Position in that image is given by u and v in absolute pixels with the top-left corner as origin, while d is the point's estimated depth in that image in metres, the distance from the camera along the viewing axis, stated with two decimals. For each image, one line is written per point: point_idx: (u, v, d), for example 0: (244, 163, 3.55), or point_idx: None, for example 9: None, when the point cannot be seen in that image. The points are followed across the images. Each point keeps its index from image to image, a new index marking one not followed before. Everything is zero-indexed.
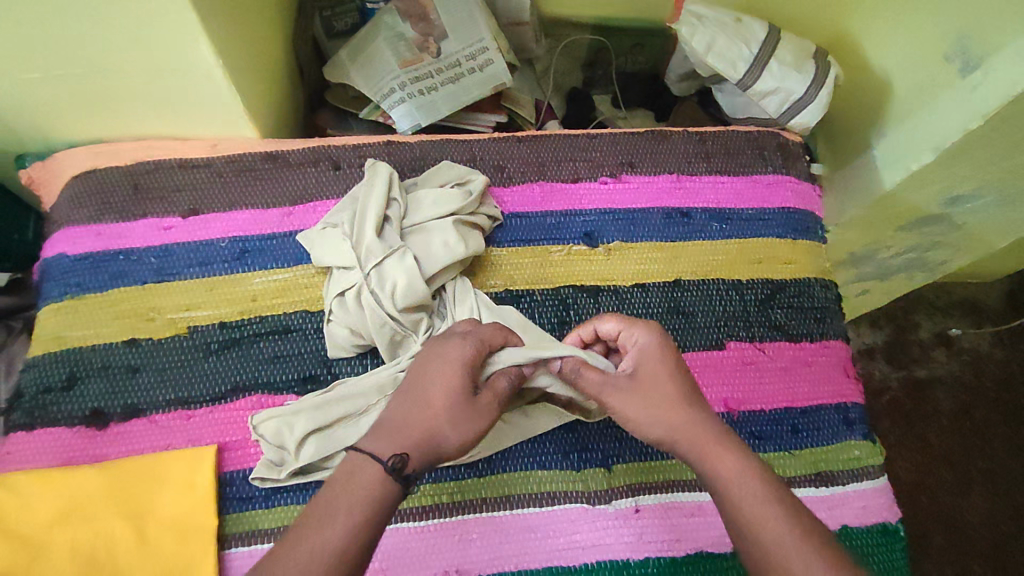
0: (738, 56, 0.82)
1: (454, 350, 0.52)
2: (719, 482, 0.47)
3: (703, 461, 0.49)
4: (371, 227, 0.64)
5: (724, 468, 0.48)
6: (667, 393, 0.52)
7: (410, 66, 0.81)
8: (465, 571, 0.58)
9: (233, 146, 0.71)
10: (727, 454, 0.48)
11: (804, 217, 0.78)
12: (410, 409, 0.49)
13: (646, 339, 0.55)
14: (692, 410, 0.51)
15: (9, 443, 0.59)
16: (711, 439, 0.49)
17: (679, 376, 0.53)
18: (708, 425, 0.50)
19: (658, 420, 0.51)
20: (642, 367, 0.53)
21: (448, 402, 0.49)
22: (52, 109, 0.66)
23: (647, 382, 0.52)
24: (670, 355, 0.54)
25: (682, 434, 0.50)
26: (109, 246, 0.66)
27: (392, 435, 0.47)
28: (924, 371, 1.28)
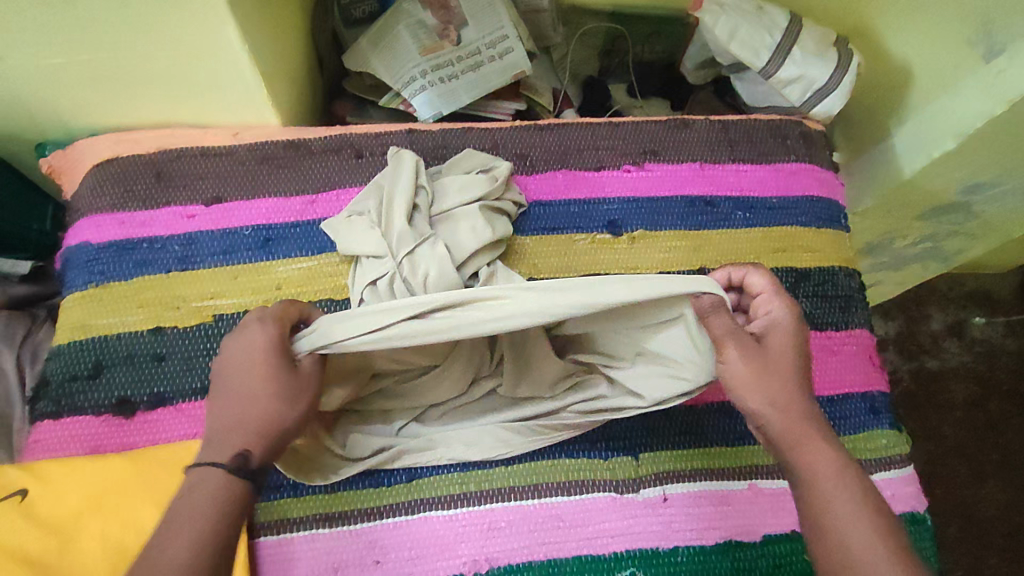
0: (761, 44, 0.81)
1: (248, 337, 0.50)
2: (806, 471, 0.48)
3: (798, 447, 0.49)
4: (401, 214, 0.64)
5: (815, 461, 0.48)
6: (791, 372, 0.52)
7: (430, 54, 0.81)
8: (494, 560, 0.58)
9: (255, 134, 0.71)
10: (820, 447, 0.49)
11: (827, 206, 0.78)
12: (241, 409, 0.48)
13: (785, 311, 0.54)
14: (803, 395, 0.51)
15: (38, 432, 0.59)
16: (810, 429, 0.50)
17: (804, 358, 0.53)
18: (812, 415, 0.51)
19: (780, 394, 0.51)
20: (776, 338, 0.53)
21: (262, 394, 0.49)
22: (75, 96, 0.66)
23: (777, 357, 0.52)
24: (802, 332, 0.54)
25: (790, 416, 0.50)
26: (133, 234, 0.66)
27: (229, 433, 0.48)
28: (936, 362, 1.26)
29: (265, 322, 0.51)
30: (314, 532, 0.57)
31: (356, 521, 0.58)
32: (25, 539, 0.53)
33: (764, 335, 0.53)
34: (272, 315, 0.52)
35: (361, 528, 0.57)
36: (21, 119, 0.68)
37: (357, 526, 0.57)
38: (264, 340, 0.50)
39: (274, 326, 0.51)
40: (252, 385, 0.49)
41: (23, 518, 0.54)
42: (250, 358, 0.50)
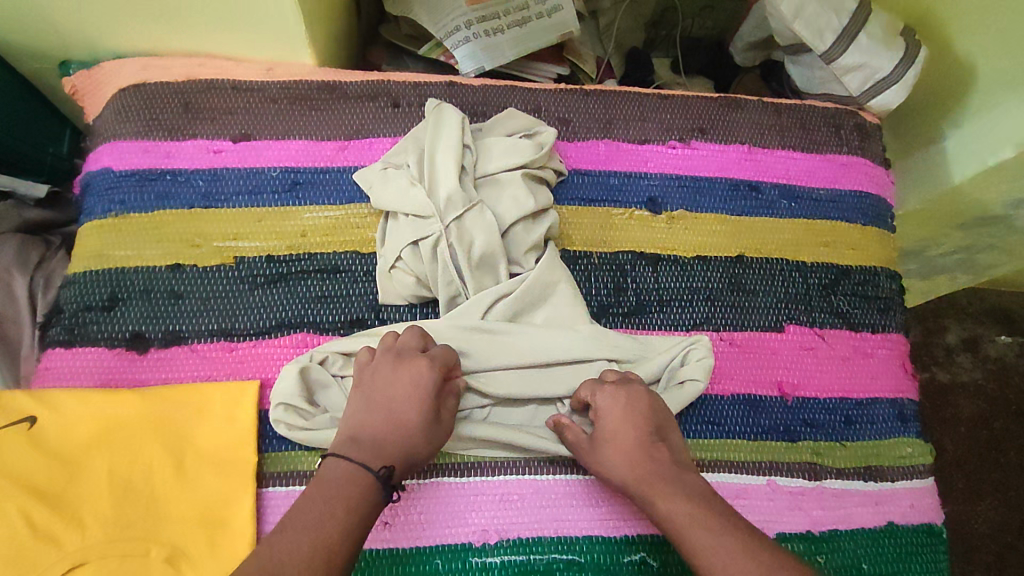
0: (826, 26, 0.76)
1: (412, 371, 0.52)
2: (664, 517, 0.49)
3: (654, 497, 0.50)
4: (452, 175, 0.61)
5: (671, 508, 0.49)
6: (639, 431, 0.53)
7: (477, 5, 0.78)
8: (502, 532, 0.56)
9: (288, 71, 0.68)
10: (677, 495, 0.49)
11: (876, 204, 0.74)
12: (389, 434, 0.50)
13: (613, 393, 0.55)
14: (645, 457, 0.52)
15: (47, 359, 0.57)
16: (661, 478, 0.51)
17: (638, 424, 0.54)
18: (666, 469, 0.51)
19: (622, 465, 0.52)
20: (604, 425, 0.54)
21: (410, 429, 0.51)
22: (105, 16, 0.62)
23: (606, 444, 0.54)
24: (630, 405, 0.54)
25: (637, 470, 0.51)
26: (155, 164, 0.63)
27: (376, 448, 0.49)
28: (947, 376, 1.18)
29: (393, 359, 0.53)
30: None
31: None
32: (32, 467, 0.52)
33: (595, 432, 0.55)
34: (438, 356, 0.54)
35: None
36: (45, 33, 0.65)
37: None
38: (427, 376, 0.52)
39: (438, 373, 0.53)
40: (399, 416, 0.51)
41: (30, 446, 0.53)
42: (404, 392, 0.52)
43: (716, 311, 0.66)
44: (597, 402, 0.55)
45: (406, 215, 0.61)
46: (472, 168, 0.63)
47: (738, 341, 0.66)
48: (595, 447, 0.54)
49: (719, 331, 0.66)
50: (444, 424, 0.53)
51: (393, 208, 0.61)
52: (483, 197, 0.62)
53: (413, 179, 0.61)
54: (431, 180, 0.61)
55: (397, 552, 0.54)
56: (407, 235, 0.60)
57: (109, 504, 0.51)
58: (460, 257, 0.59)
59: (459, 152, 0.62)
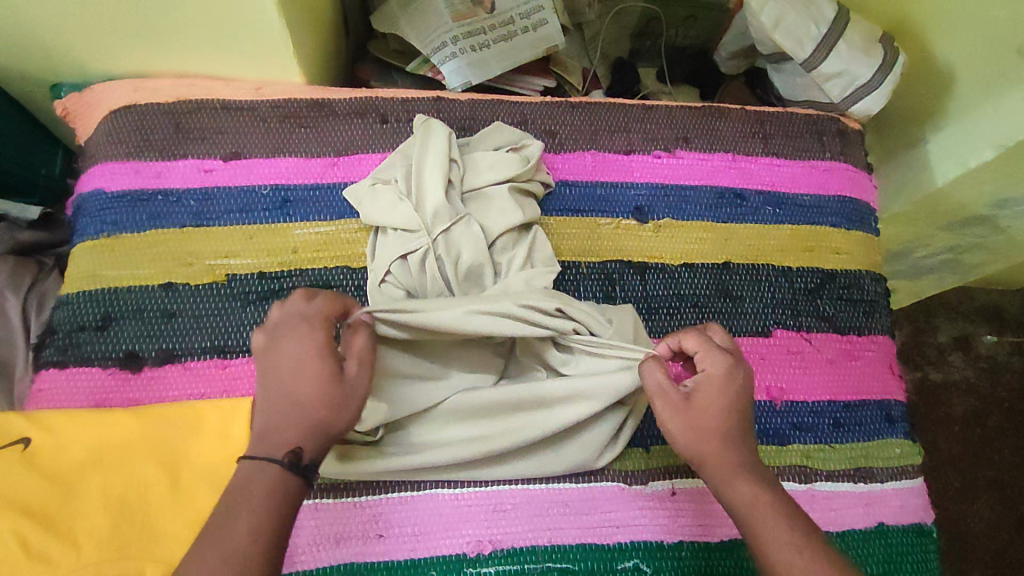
0: (806, 34, 0.77)
1: (295, 342, 0.47)
2: (740, 503, 0.48)
3: (735, 479, 0.49)
4: (439, 189, 0.62)
5: (752, 493, 0.48)
6: (738, 410, 0.52)
7: (463, 21, 0.79)
8: (497, 541, 0.56)
9: (277, 90, 0.69)
10: (758, 487, 0.49)
11: (859, 208, 0.76)
12: (287, 409, 0.46)
13: (727, 368, 0.52)
14: (736, 438, 0.51)
15: (40, 380, 0.58)
16: (745, 466, 0.50)
17: (741, 405, 0.52)
18: (750, 458, 0.50)
19: (713, 434, 0.50)
20: (704, 394, 0.51)
21: (311, 396, 0.46)
22: (96, 39, 0.63)
23: (701, 412, 0.51)
24: (739, 386, 0.52)
25: (729, 450, 0.50)
26: (146, 184, 0.64)
27: (282, 431, 0.45)
28: (939, 375, 1.19)
29: (270, 334, 0.48)
30: (317, 501, 0.56)
31: (360, 493, 0.57)
32: (26, 489, 0.52)
33: (693, 390, 0.52)
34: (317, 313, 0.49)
35: (364, 501, 0.56)
36: (37, 57, 0.66)
37: (360, 498, 0.56)
38: (314, 341, 0.47)
39: (323, 331, 0.48)
40: (293, 388, 0.47)
41: (24, 467, 0.53)
42: (293, 363, 0.47)
43: (704, 318, 0.67)
44: (707, 368, 0.52)
45: (396, 230, 0.62)
46: (461, 181, 0.64)
47: None
48: (688, 410, 0.51)
49: None
50: (352, 376, 0.48)
51: (382, 223, 0.62)
52: (471, 210, 0.64)
53: (401, 194, 0.62)
54: (420, 194, 0.62)
55: (392, 565, 0.55)
56: (397, 250, 0.61)
57: (102, 524, 0.52)
58: (450, 269, 0.60)
59: (447, 166, 0.63)
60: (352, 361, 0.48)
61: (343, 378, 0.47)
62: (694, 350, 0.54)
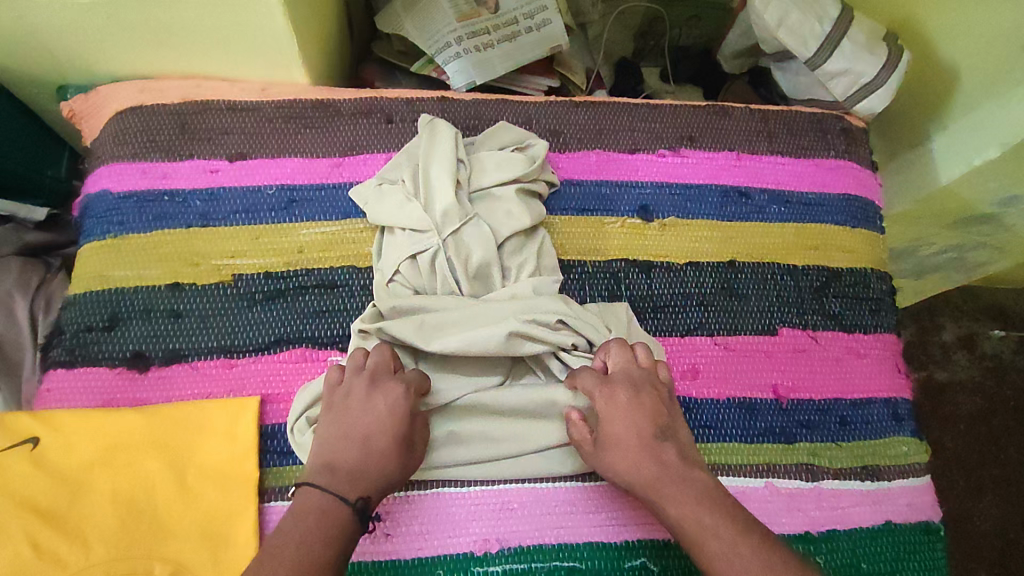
0: (810, 33, 0.77)
1: (385, 394, 0.54)
2: (673, 521, 0.50)
3: (661, 499, 0.51)
4: (448, 189, 0.62)
5: (681, 508, 0.50)
6: (644, 432, 0.53)
7: (467, 21, 0.79)
8: (504, 540, 0.56)
9: (282, 91, 0.69)
10: (686, 496, 0.50)
11: (864, 206, 0.76)
12: (361, 459, 0.51)
13: (625, 400, 0.55)
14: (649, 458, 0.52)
15: (49, 380, 0.58)
16: (671, 479, 0.51)
17: (648, 427, 0.54)
18: (675, 471, 0.52)
19: (629, 465, 0.53)
20: (609, 428, 0.54)
21: (384, 450, 0.52)
22: (102, 41, 0.64)
23: (612, 447, 0.54)
24: (645, 411, 0.54)
25: (646, 470, 0.52)
26: (153, 185, 0.64)
27: (353, 478, 0.50)
28: (944, 373, 1.18)
29: (366, 381, 0.54)
30: None
31: None
32: (34, 488, 0.52)
33: (599, 431, 0.55)
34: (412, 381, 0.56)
35: None
36: (44, 59, 0.66)
37: None
38: (402, 403, 0.54)
39: (412, 399, 0.55)
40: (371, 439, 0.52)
41: (33, 466, 0.53)
42: (377, 414, 0.53)
43: (710, 316, 0.67)
44: (597, 406, 0.55)
45: (404, 231, 0.62)
46: (468, 182, 0.64)
47: (732, 345, 0.67)
48: (600, 448, 0.54)
49: (714, 335, 0.67)
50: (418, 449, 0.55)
51: (390, 223, 0.62)
52: (479, 209, 0.64)
53: (409, 194, 0.62)
54: (427, 194, 0.62)
55: (399, 564, 0.55)
56: (405, 250, 0.61)
57: (111, 523, 0.52)
58: (458, 269, 0.60)
59: (454, 167, 0.64)
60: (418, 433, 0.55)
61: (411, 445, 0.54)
62: (586, 390, 0.56)
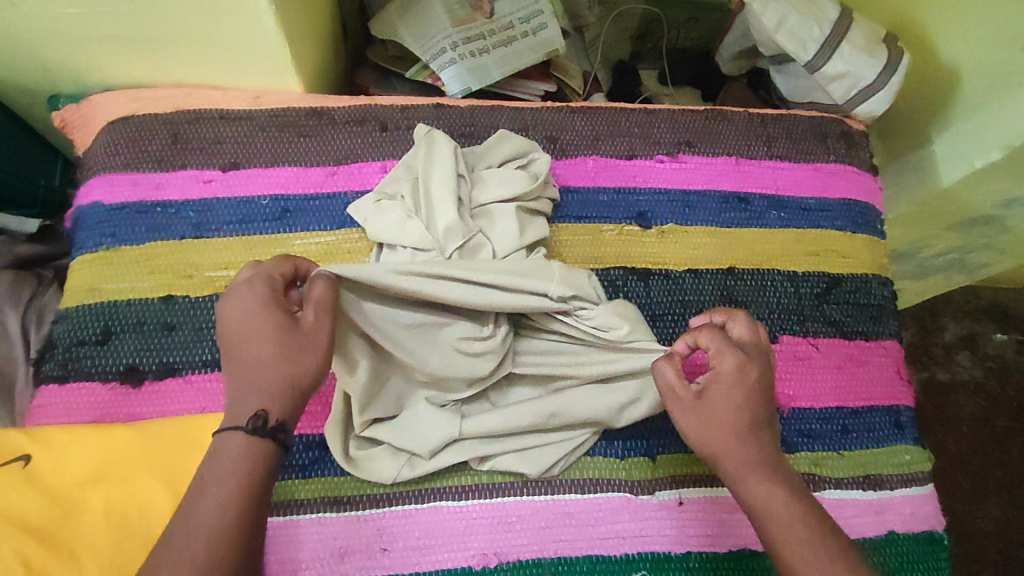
0: (809, 36, 0.76)
1: (250, 296, 0.48)
2: (754, 501, 0.48)
3: (750, 480, 0.49)
4: (447, 205, 0.61)
5: (766, 492, 0.48)
6: (755, 411, 0.51)
7: (462, 26, 0.79)
8: (502, 555, 0.56)
9: (276, 99, 0.68)
10: (775, 483, 0.48)
11: (865, 210, 0.75)
12: (252, 371, 0.46)
13: (739, 370, 0.51)
14: (750, 437, 0.50)
15: (41, 396, 0.57)
16: (761, 464, 0.49)
17: (759, 404, 0.51)
18: (770, 458, 0.50)
19: (730, 438, 0.50)
20: (719, 393, 0.51)
21: (268, 352, 0.46)
22: (92, 50, 0.63)
23: (715, 409, 0.51)
24: (755, 386, 0.51)
25: (748, 452, 0.49)
26: (145, 197, 0.63)
27: (243, 397, 0.46)
28: (946, 375, 1.18)
29: (220, 297, 0.50)
30: (320, 516, 0.55)
31: (364, 507, 0.56)
32: None
33: (705, 388, 0.51)
34: (259, 275, 0.50)
35: (369, 514, 0.56)
36: (34, 69, 0.66)
37: (364, 512, 0.56)
38: (255, 298, 0.48)
39: (266, 289, 0.49)
40: (247, 349, 0.47)
41: (25, 484, 0.52)
42: (238, 320, 0.48)
43: None
44: (722, 367, 0.51)
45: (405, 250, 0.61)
46: (468, 198, 0.64)
47: None
48: (698, 406, 0.51)
49: None
50: (314, 328, 0.48)
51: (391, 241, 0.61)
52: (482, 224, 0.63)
53: (410, 210, 0.61)
54: (428, 210, 0.61)
55: None
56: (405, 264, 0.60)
57: None
58: None
59: (455, 181, 0.63)
60: (310, 310, 0.49)
61: (298, 328, 0.48)
62: (709, 346, 0.53)
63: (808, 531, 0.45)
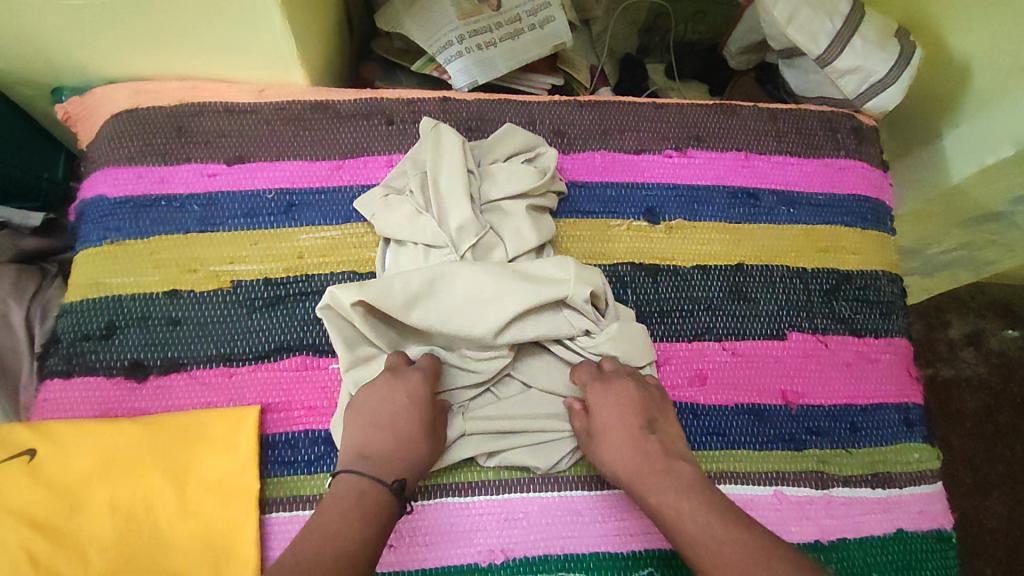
0: (820, 29, 0.75)
1: (407, 385, 0.54)
2: (656, 512, 0.50)
3: (646, 492, 0.51)
4: (460, 203, 0.61)
5: (662, 497, 0.50)
6: (629, 425, 0.54)
7: (469, 19, 0.78)
8: (509, 551, 0.55)
9: (281, 92, 0.68)
10: (667, 486, 0.50)
11: (875, 206, 0.74)
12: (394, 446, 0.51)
13: (617, 395, 0.56)
14: (632, 450, 0.53)
15: (45, 390, 0.57)
16: (651, 471, 0.52)
17: (634, 420, 0.54)
18: (659, 462, 0.52)
19: (616, 456, 0.53)
20: (602, 420, 0.55)
21: (415, 436, 0.52)
22: (95, 42, 0.62)
23: (603, 438, 0.55)
24: (630, 404, 0.55)
25: (629, 462, 0.53)
26: (149, 190, 0.63)
27: (388, 462, 0.50)
28: (951, 371, 1.17)
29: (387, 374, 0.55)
30: None
31: None
32: (31, 502, 0.51)
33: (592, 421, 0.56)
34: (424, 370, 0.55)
35: None
36: (37, 60, 0.65)
37: None
38: (422, 390, 0.54)
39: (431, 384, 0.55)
40: (400, 427, 0.52)
41: (30, 479, 0.52)
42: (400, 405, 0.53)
43: (718, 321, 0.66)
44: (591, 398, 0.57)
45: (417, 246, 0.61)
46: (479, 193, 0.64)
47: (741, 350, 0.65)
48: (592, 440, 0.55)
49: (722, 340, 0.65)
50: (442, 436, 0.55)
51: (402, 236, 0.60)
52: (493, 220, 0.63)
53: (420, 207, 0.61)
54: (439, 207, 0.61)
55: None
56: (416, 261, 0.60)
57: (109, 538, 0.51)
58: None
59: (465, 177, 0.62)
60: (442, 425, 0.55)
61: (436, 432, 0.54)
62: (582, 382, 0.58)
63: (712, 527, 0.46)
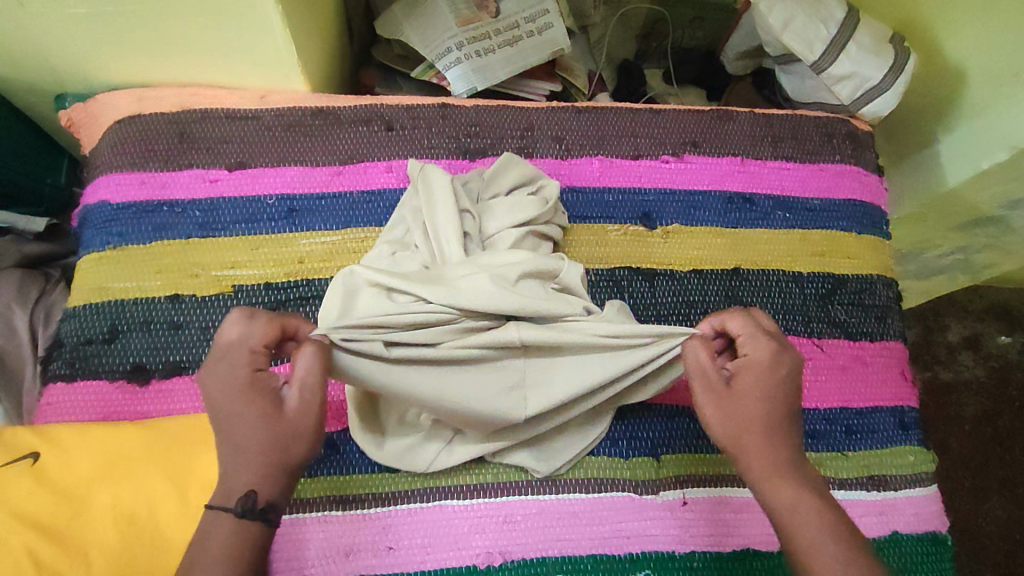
0: (815, 36, 0.76)
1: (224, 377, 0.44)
2: (781, 503, 0.46)
3: (772, 477, 0.47)
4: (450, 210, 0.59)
5: (789, 493, 0.46)
6: (776, 404, 0.49)
7: (467, 25, 0.78)
8: (507, 553, 0.56)
9: (282, 98, 0.68)
10: (794, 484, 0.46)
11: (870, 211, 0.75)
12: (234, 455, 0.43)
13: (768, 364, 0.50)
14: (776, 430, 0.48)
15: (50, 394, 0.58)
16: (787, 464, 0.47)
17: (783, 399, 0.49)
18: (794, 456, 0.48)
19: (746, 425, 0.48)
20: (747, 381, 0.50)
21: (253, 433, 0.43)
22: (99, 50, 0.63)
23: (741, 399, 0.49)
24: (784, 378, 0.50)
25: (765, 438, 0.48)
26: (151, 196, 0.64)
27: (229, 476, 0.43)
28: (949, 374, 1.18)
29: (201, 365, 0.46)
30: (326, 514, 0.56)
31: (370, 505, 0.56)
32: None
33: (735, 376, 0.50)
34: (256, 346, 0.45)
35: (375, 513, 0.56)
36: (42, 68, 0.66)
37: (370, 510, 0.56)
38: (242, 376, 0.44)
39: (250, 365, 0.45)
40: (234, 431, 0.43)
41: None
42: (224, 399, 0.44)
43: None
44: (752, 353, 0.50)
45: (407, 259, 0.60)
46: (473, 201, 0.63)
47: None
48: (728, 394, 0.50)
49: None
50: (294, 410, 0.44)
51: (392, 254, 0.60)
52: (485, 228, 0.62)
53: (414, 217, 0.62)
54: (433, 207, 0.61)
55: None
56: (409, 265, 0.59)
57: None
58: None
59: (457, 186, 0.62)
60: (291, 388, 0.45)
61: (284, 412, 0.44)
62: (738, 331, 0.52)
63: (835, 543, 0.43)
